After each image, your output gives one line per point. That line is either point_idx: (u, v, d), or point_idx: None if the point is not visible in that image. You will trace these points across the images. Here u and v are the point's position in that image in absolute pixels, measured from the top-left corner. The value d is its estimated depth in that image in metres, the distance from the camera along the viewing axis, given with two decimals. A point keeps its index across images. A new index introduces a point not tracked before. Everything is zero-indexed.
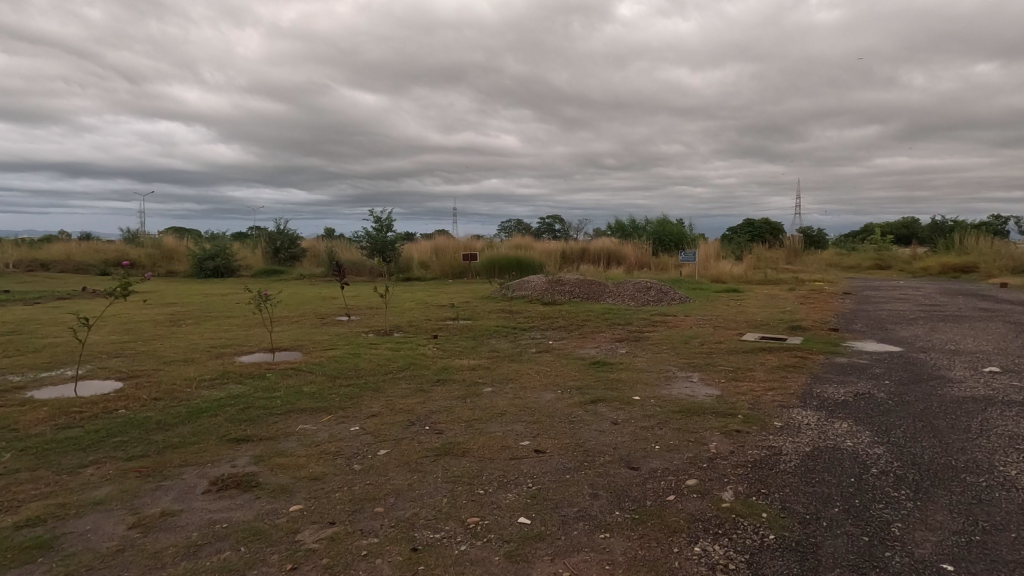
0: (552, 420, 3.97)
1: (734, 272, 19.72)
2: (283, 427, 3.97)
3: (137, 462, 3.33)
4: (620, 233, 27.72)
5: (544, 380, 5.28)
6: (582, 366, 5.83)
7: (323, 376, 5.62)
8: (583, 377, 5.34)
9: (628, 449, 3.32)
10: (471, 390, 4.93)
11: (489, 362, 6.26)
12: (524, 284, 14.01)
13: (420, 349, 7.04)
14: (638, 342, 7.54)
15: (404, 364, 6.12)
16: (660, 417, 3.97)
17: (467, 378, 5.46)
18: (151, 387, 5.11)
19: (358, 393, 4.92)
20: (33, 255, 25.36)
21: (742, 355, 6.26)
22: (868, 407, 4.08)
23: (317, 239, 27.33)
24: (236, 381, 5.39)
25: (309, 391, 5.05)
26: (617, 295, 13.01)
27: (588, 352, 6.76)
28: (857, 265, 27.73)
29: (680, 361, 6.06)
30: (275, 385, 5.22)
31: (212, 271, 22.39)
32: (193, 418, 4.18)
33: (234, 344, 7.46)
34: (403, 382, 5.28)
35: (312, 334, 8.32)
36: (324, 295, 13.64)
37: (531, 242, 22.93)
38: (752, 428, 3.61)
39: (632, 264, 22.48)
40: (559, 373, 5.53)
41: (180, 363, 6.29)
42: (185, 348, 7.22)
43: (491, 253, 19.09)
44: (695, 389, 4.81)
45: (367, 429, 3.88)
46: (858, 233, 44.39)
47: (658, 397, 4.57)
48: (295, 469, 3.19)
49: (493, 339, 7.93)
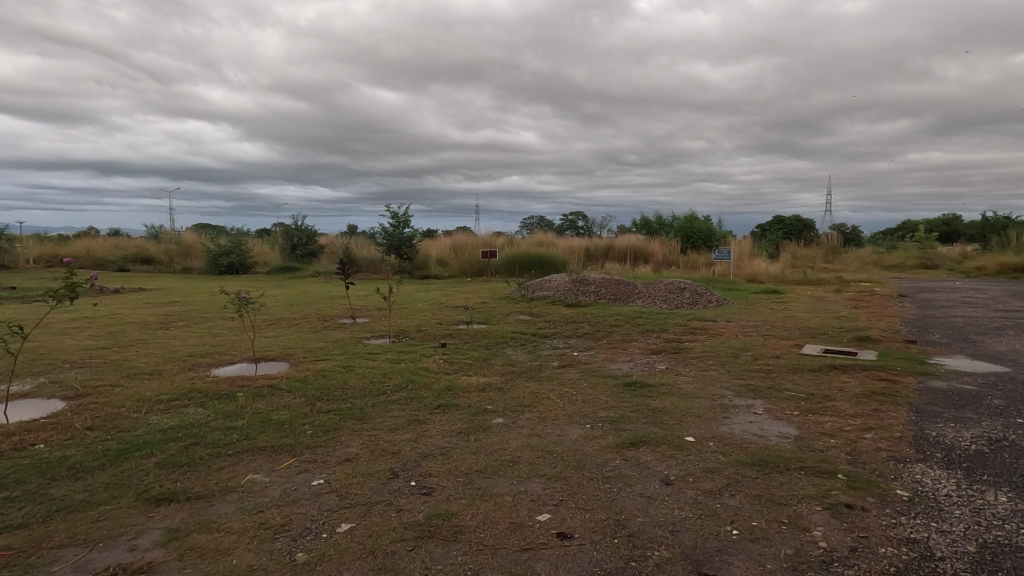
0: (579, 476, 2.95)
1: (770, 271, 18.37)
2: (224, 478, 3.03)
3: (6, 537, 2.42)
4: (646, 230, 26.40)
5: (569, 408, 4.26)
6: (615, 389, 4.77)
7: (302, 397, 4.69)
8: (617, 405, 4.30)
9: (693, 536, 2.28)
10: (477, 422, 3.94)
11: (501, 380, 5.23)
12: (545, 284, 12.98)
13: (423, 361, 6.07)
14: (678, 355, 6.43)
15: (401, 382, 5.15)
16: (729, 474, 2.92)
17: (474, 403, 4.46)
18: (92, 411, 4.24)
19: (338, 424, 3.98)
20: (53, 249, 25.31)
21: (810, 375, 5.14)
22: (1017, 464, 2.96)
23: (334, 235, 26.71)
24: (196, 404, 4.49)
25: (278, 418, 4.11)
26: (648, 297, 11.87)
27: (619, 368, 5.72)
28: (900, 264, 25.94)
29: (734, 384, 4.95)
30: (239, 410, 4.29)
31: (226, 267, 21.91)
32: (118, 461, 3.27)
33: (216, 353, 6.60)
34: (394, 409, 4.31)
35: (307, 341, 7.41)
36: (333, 295, 12.82)
37: (554, 239, 21.79)
38: (868, 501, 2.52)
39: (660, 262, 21.19)
40: (587, 399, 4.51)
41: (144, 376, 5.43)
42: (159, 356, 6.38)
43: (511, 250, 18.08)
44: (762, 427, 3.73)
45: (335, 486, 2.92)
46: (893, 232, 42.27)
47: (719, 439, 3.50)
48: (212, 559, 2.23)
49: (508, 349, 6.91)
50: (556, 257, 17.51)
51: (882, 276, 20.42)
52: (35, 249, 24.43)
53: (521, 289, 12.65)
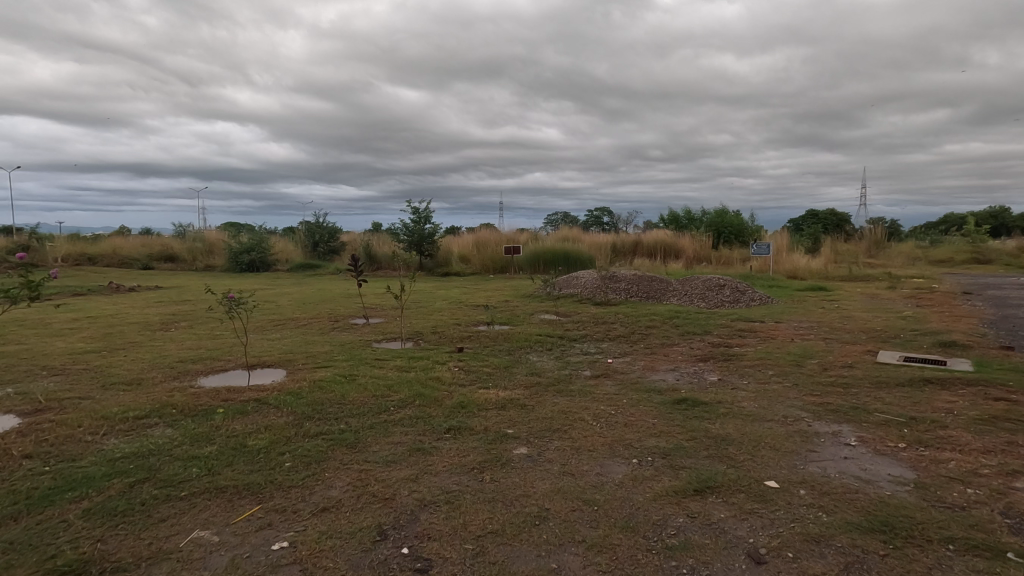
0: (632, 545, 2.16)
1: (812, 266, 17.15)
2: (163, 537, 2.32)
3: None
4: (675, 225, 25.27)
5: (608, 435, 3.46)
6: (662, 409, 3.94)
7: (289, 415, 3.98)
8: (669, 431, 3.49)
9: None
10: (495, 455, 3.16)
11: (525, 394, 4.44)
12: (572, 282, 12.13)
13: (436, 368, 5.34)
14: (731, 364, 5.55)
15: (408, 396, 4.41)
16: (844, 547, 2.09)
17: (492, 426, 3.69)
18: (40, 433, 3.58)
19: (325, 454, 3.24)
20: (81, 247, 25.40)
21: (900, 392, 4.24)
22: None
23: (355, 231, 26.19)
24: (166, 424, 3.81)
25: (255, 443, 3.40)
26: (684, 296, 10.91)
27: (663, 380, 4.88)
28: (950, 259, 24.21)
29: (807, 403, 4.06)
30: (212, 433, 3.60)
31: (247, 264, 21.61)
32: (41, 506, 2.58)
33: (210, 359, 5.96)
34: (395, 435, 3.55)
35: (310, 345, 6.72)
36: (349, 293, 12.20)
37: (580, 234, 20.88)
38: None
39: (692, 257, 20.09)
40: (630, 421, 3.70)
41: (121, 386, 4.81)
42: (149, 362, 5.77)
43: (536, 246, 17.26)
44: (864, 467, 2.87)
45: (300, 555, 2.17)
46: (937, 224, 39.90)
47: (813, 486, 2.65)
48: None
49: (533, 355, 6.09)
50: (583, 253, 16.66)
51: (934, 272, 18.94)
52: (63, 247, 24.54)
53: (547, 286, 11.82)
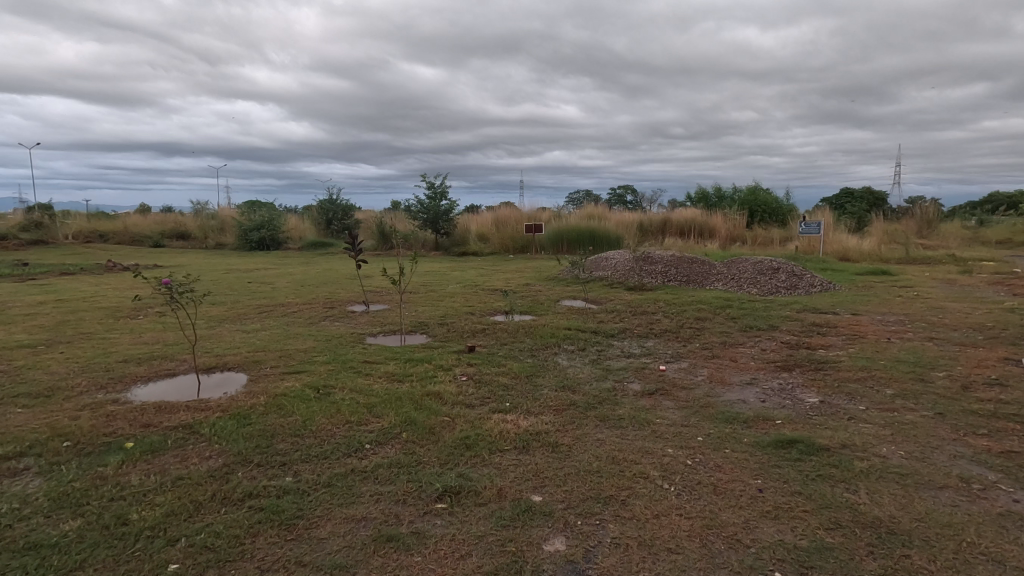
0: None
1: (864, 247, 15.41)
2: None
3: None
4: (706, 203, 23.52)
5: (696, 515, 2.16)
6: (766, 463, 2.61)
7: (219, 458, 2.76)
8: (794, 512, 2.16)
9: None
10: (514, 557, 1.91)
11: (556, 425, 3.15)
12: (602, 264, 10.76)
13: (439, 377, 4.10)
14: (825, 374, 4.21)
15: (394, 425, 3.16)
16: None
17: (509, 487, 2.42)
18: None
19: (241, 545, 2.02)
20: (94, 224, 24.65)
21: None
22: None
23: (370, 209, 25.02)
24: (36, 471, 2.62)
25: (139, 517, 2.18)
26: (732, 281, 9.46)
27: (746, 403, 3.55)
28: (1009, 240, 22.09)
29: (982, 452, 2.72)
30: (85, 493, 2.39)
31: (257, 242, 20.60)
32: None
33: (162, 358, 4.80)
34: (358, 503, 2.30)
35: (290, 340, 5.52)
36: (355, 274, 11.02)
37: (606, 212, 19.39)
38: None
39: (726, 237, 18.40)
40: (723, 486, 2.39)
41: (25, 399, 3.68)
42: (84, 363, 4.63)
43: (559, 224, 15.79)
44: None
45: None
46: (983, 203, 37.18)
47: None
48: None
49: (562, 358, 4.79)
50: (611, 234, 15.20)
51: (1000, 254, 17.05)
52: (76, 224, 23.93)
53: (574, 268, 10.44)
